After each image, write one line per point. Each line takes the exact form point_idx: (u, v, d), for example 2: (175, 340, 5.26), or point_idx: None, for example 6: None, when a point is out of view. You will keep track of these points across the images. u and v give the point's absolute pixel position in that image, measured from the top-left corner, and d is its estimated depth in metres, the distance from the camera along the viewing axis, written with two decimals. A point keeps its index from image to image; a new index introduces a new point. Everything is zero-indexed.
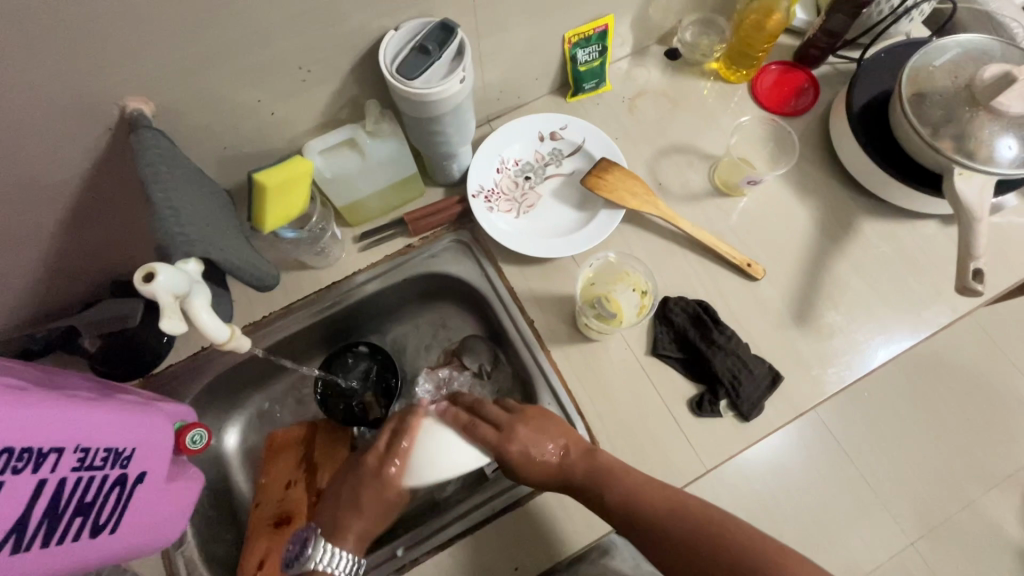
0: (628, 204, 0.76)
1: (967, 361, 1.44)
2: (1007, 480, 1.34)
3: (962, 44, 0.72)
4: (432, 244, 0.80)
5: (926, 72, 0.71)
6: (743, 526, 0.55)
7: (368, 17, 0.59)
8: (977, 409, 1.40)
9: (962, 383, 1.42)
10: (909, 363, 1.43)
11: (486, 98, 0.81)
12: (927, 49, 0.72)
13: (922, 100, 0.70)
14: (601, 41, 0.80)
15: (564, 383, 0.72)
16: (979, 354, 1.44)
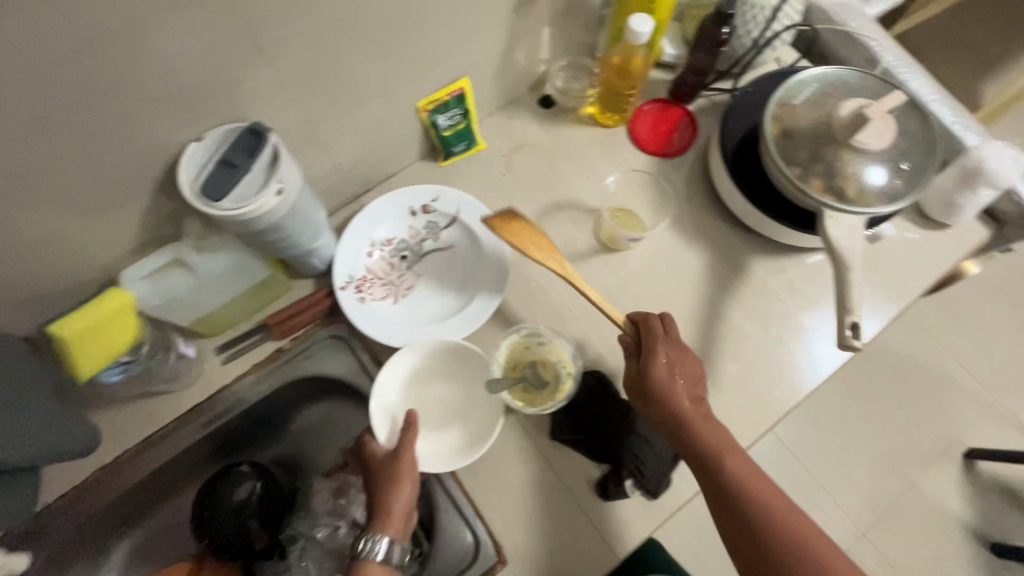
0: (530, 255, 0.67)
1: (896, 344, 1.46)
2: (944, 457, 1.37)
3: (819, 78, 0.72)
4: (305, 344, 0.73)
5: (789, 109, 0.70)
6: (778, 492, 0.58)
7: (162, 131, 0.52)
8: (909, 391, 1.42)
9: (892, 367, 1.44)
10: None
11: (345, 178, 0.74)
12: (788, 86, 0.71)
13: (789, 140, 0.68)
14: (461, 104, 0.75)
15: (460, 486, 0.66)
16: (904, 335, 1.47)
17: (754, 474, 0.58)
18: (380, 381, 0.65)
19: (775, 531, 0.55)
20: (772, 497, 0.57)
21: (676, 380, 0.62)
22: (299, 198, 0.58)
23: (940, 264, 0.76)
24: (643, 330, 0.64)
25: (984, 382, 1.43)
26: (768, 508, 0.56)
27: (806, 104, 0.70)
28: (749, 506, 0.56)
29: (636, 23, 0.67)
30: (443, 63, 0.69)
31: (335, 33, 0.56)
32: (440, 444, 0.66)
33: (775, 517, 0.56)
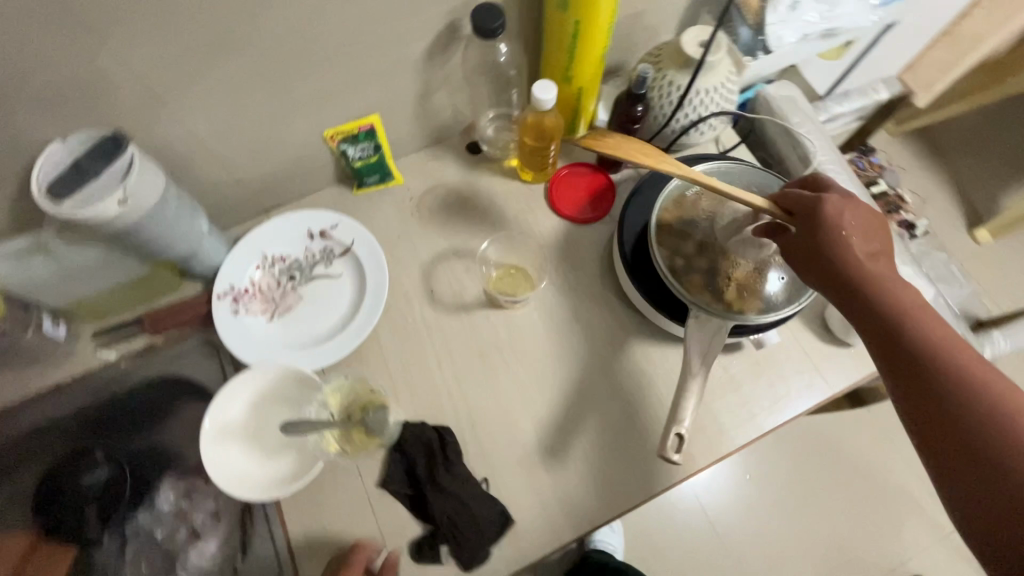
0: (645, 163, 0.54)
1: (848, 447, 1.38)
2: None
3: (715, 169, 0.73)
4: (178, 344, 0.75)
5: (679, 200, 0.70)
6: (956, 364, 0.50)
7: (25, 128, 0.54)
8: (855, 500, 1.34)
9: (842, 471, 1.37)
10: (785, 448, 1.38)
11: (249, 191, 0.76)
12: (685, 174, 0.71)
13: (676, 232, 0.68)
14: (372, 138, 0.76)
15: (281, 515, 0.66)
16: (860, 440, 1.39)
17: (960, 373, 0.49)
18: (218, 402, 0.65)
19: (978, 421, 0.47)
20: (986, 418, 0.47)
21: (845, 237, 0.55)
22: (160, 206, 0.60)
23: (833, 382, 0.73)
24: (783, 200, 0.59)
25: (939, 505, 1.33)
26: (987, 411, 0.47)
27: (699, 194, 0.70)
28: (957, 362, 0.50)
29: (538, 90, 0.68)
30: (351, 99, 0.71)
31: (218, 59, 0.58)
32: (269, 470, 0.65)
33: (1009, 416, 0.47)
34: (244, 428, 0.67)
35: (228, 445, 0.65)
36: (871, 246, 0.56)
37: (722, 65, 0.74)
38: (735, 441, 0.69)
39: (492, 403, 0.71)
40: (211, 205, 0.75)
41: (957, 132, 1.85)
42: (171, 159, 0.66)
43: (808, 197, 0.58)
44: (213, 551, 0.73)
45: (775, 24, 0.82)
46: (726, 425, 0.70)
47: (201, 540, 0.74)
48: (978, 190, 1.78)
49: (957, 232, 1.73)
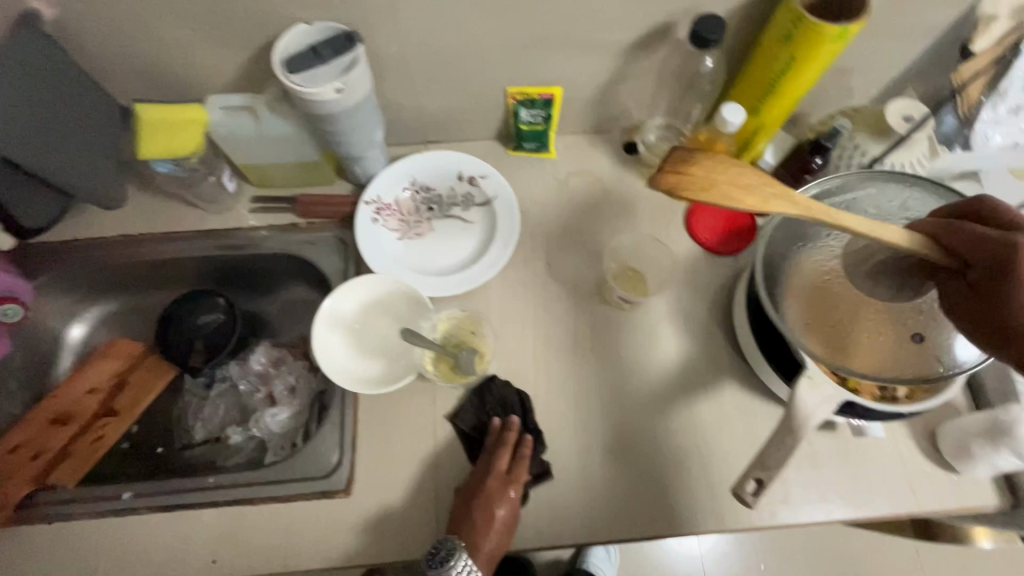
0: (746, 205, 0.47)
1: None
2: None
3: None
4: (315, 232, 0.81)
5: None
6: None
7: (283, 5, 0.61)
8: None
9: None
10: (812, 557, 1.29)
11: (421, 120, 0.82)
12: None
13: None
14: (548, 108, 0.79)
15: (354, 412, 0.71)
16: None
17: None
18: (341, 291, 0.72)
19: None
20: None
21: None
22: (363, 104, 0.65)
23: (919, 501, 0.68)
24: (947, 237, 0.49)
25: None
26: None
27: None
28: None
29: (726, 111, 0.68)
30: (545, 66, 0.74)
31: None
32: (362, 369, 0.72)
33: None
34: (352, 322, 0.74)
35: (334, 331, 0.72)
36: None
37: (919, 145, 0.70)
38: (796, 516, 0.67)
39: (571, 387, 0.73)
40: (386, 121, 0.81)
41: None
42: (375, 69, 0.72)
43: (992, 235, 0.47)
44: (281, 420, 0.81)
45: (988, 123, 0.78)
46: (793, 497, 0.68)
47: (271, 407, 0.82)
48: None
49: None
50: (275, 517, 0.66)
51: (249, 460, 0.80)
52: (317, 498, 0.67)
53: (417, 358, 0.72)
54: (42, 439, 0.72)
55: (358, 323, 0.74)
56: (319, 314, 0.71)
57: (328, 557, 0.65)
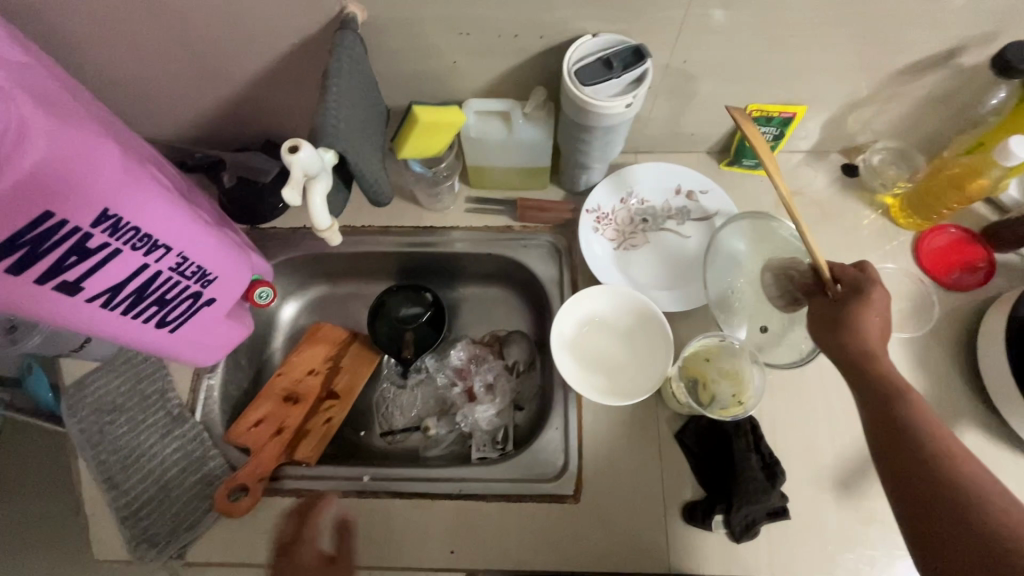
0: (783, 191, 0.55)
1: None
2: None
3: None
4: (531, 236, 0.82)
5: None
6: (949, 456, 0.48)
7: (574, 16, 0.62)
8: None
9: None
10: None
11: (645, 131, 0.81)
12: None
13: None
14: (783, 126, 0.78)
15: (578, 419, 0.72)
16: None
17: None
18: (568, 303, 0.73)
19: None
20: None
21: (877, 357, 0.54)
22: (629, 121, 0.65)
23: None
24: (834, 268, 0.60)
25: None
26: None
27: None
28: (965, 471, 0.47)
29: (1012, 145, 0.64)
30: (795, 83, 0.72)
31: (745, 8, 0.61)
32: (587, 379, 0.72)
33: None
34: (579, 335, 0.75)
35: (565, 349, 0.73)
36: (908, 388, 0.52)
37: None
38: None
39: (798, 415, 0.71)
40: None
41: None
42: None
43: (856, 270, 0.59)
44: (489, 417, 0.82)
45: None
46: None
47: (474, 403, 0.84)
48: None
49: None
50: (506, 514, 0.68)
51: (451, 453, 0.82)
52: (548, 501, 0.68)
53: (646, 380, 0.71)
54: (277, 416, 0.77)
55: (583, 334, 0.75)
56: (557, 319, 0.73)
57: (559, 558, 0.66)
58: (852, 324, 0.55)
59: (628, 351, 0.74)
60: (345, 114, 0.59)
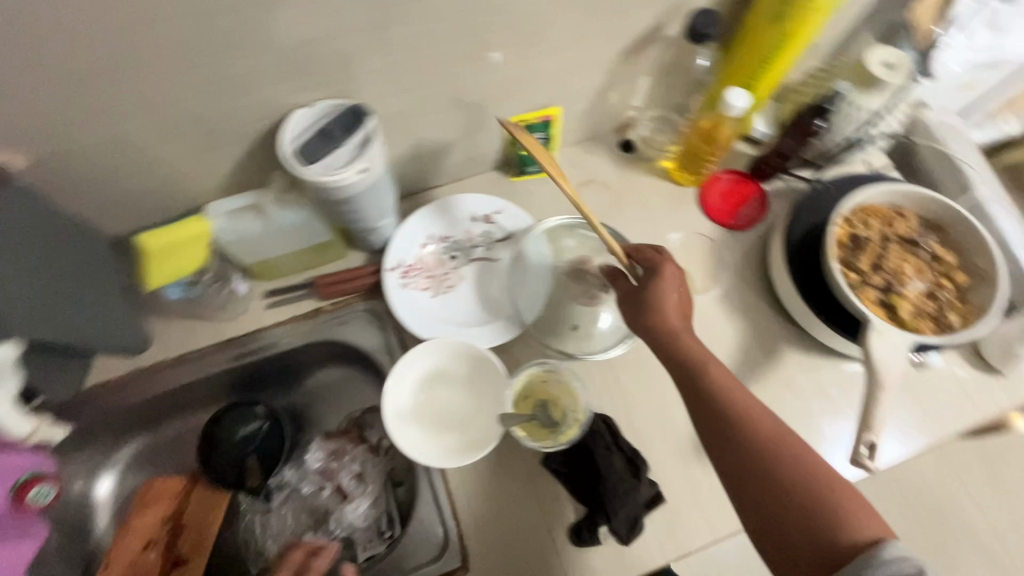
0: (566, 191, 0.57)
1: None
2: None
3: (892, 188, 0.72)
4: (342, 310, 0.77)
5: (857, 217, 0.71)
6: (761, 422, 0.54)
7: (276, 91, 0.57)
8: None
9: None
10: None
11: (422, 170, 0.79)
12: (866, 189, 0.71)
13: (851, 247, 0.70)
14: (547, 129, 0.79)
15: (445, 484, 0.69)
16: None
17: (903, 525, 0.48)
18: (392, 381, 0.68)
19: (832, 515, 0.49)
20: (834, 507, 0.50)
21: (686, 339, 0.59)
22: (381, 178, 0.62)
23: (982, 410, 0.74)
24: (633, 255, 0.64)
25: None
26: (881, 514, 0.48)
27: (870, 212, 0.72)
28: (769, 428, 0.54)
29: (731, 97, 0.70)
30: (540, 88, 0.72)
31: (454, 39, 0.59)
32: (440, 443, 0.67)
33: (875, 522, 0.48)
34: (420, 401, 0.70)
35: (410, 423, 0.68)
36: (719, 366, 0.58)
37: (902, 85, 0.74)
38: (886, 458, 0.71)
39: (648, 397, 0.73)
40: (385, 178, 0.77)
41: None
42: None
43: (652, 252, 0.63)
44: (364, 512, 0.76)
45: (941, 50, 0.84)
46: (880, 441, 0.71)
47: (346, 502, 0.77)
48: None
49: None
50: None
51: None
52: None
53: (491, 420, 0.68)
54: None
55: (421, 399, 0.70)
56: (385, 395, 0.67)
57: None
58: (654, 304, 0.61)
59: (467, 395, 0.71)
60: (28, 289, 0.52)
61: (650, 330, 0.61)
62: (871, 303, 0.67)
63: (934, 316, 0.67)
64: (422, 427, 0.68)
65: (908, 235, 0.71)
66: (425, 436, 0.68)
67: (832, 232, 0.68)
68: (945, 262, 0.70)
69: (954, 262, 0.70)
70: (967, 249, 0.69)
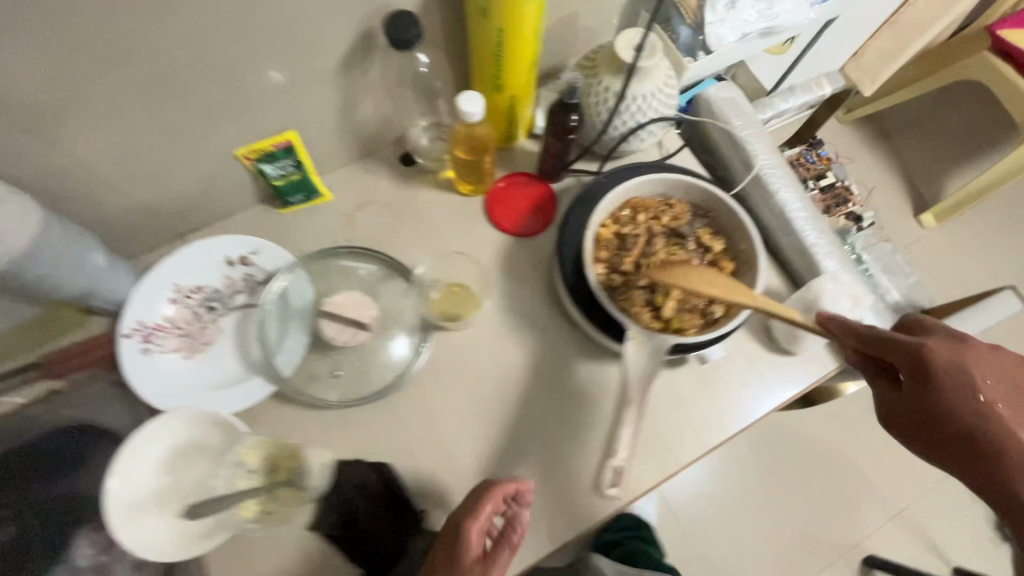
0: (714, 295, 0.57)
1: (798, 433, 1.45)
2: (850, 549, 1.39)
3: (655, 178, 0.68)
4: (83, 388, 0.66)
5: (618, 216, 0.68)
6: (965, 391, 0.53)
7: None
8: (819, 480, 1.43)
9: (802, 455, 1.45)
10: (763, 440, 1.45)
11: (158, 217, 0.70)
12: (631, 183, 0.67)
13: (615, 249, 0.67)
14: (292, 155, 0.70)
15: (206, 570, 0.62)
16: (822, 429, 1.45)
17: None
18: (115, 481, 0.54)
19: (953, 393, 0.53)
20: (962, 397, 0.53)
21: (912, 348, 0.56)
22: (31, 246, 0.52)
23: (776, 395, 0.72)
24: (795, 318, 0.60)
25: (884, 483, 1.44)
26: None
27: (637, 207, 0.68)
28: (991, 419, 0.52)
29: (465, 101, 0.63)
30: (261, 112, 0.64)
31: (96, 74, 0.51)
32: (189, 525, 0.58)
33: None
34: (164, 487, 0.58)
35: (146, 514, 0.56)
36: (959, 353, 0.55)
37: (660, 68, 0.72)
38: (680, 461, 0.68)
39: (430, 433, 0.68)
40: (111, 231, 0.68)
41: (899, 117, 1.92)
42: (53, 185, 0.59)
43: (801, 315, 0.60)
44: None
45: (714, 24, 0.80)
46: (673, 444, 0.69)
47: None
48: (921, 176, 1.85)
49: (906, 219, 1.80)
50: None
51: None
52: None
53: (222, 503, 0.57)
54: None
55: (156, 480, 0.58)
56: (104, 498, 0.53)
57: None
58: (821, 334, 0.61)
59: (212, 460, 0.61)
60: None
61: (856, 337, 0.60)
62: (637, 307, 0.64)
63: (703, 312, 0.65)
64: (164, 514, 0.57)
65: (674, 227, 0.68)
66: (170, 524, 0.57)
67: (589, 237, 0.65)
68: (715, 250, 0.67)
69: (723, 250, 0.67)
70: (732, 235, 0.67)
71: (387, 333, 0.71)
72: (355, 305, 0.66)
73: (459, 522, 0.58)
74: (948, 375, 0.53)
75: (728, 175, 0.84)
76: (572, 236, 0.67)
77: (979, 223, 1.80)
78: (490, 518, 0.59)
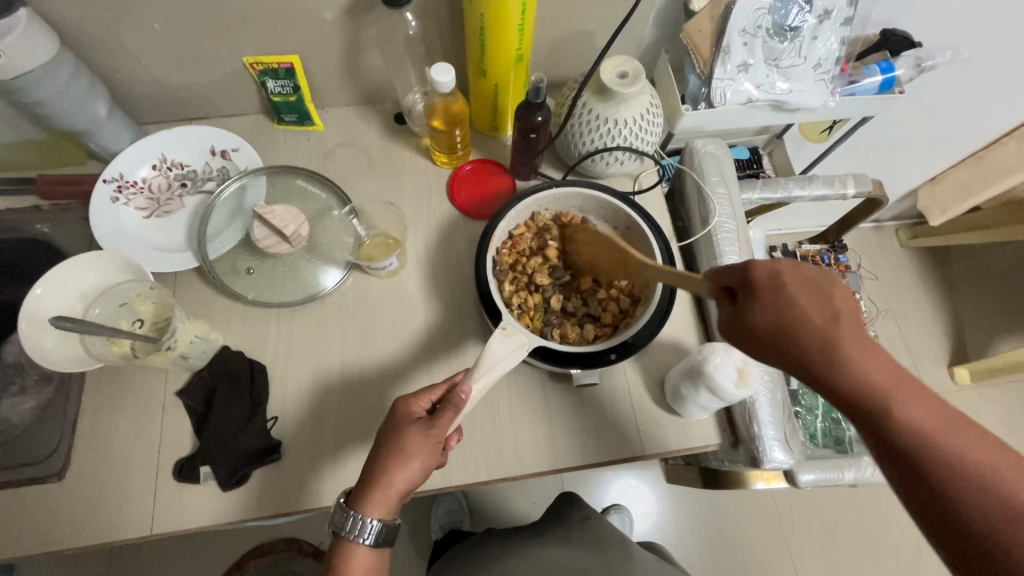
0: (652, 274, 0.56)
1: (744, 536, 1.32)
2: None
3: (594, 197, 0.72)
4: (59, 213, 0.78)
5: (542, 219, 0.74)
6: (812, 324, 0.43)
7: None
8: None
9: (740, 558, 1.30)
10: (703, 521, 1.32)
11: (172, 97, 0.82)
12: (566, 192, 0.72)
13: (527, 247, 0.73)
14: (292, 78, 0.79)
15: (80, 392, 0.69)
16: (767, 538, 1.32)
17: (905, 400, 0.43)
18: (40, 287, 0.61)
19: (810, 301, 0.44)
20: (815, 305, 0.44)
21: (789, 300, 0.44)
22: (47, 64, 0.64)
23: (645, 445, 0.69)
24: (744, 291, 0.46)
25: None
26: (869, 379, 0.43)
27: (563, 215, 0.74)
28: (782, 342, 0.44)
29: (437, 71, 0.68)
30: (271, 32, 0.73)
31: None
32: (68, 349, 0.62)
33: (881, 404, 0.42)
34: (71, 312, 0.64)
35: (45, 326, 0.62)
36: (818, 302, 0.44)
37: (641, 98, 0.73)
38: (524, 469, 0.67)
39: (312, 353, 0.73)
40: (131, 95, 0.80)
41: (966, 258, 1.78)
42: (84, 40, 0.71)
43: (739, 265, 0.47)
44: None
45: (722, 81, 0.79)
46: (526, 453, 0.68)
47: None
48: (973, 329, 1.70)
49: (937, 364, 1.65)
50: None
51: None
52: (24, 485, 0.64)
53: (100, 343, 0.63)
54: None
55: (71, 302, 0.64)
56: (41, 293, 0.61)
57: (34, 544, 0.62)
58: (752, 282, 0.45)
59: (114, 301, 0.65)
60: None
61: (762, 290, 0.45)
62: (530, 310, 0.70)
63: (586, 330, 0.69)
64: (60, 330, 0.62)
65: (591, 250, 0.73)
66: (61, 342, 0.62)
67: (504, 228, 0.71)
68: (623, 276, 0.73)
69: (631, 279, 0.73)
70: (646, 268, 0.72)
71: (314, 255, 0.77)
72: (285, 217, 0.74)
73: (398, 411, 0.56)
74: (766, 319, 0.44)
75: (692, 230, 0.85)
76: (497, 221, 0.71)
77: (1016, 397, 1.63)
78: (416, 408, 0.56)
